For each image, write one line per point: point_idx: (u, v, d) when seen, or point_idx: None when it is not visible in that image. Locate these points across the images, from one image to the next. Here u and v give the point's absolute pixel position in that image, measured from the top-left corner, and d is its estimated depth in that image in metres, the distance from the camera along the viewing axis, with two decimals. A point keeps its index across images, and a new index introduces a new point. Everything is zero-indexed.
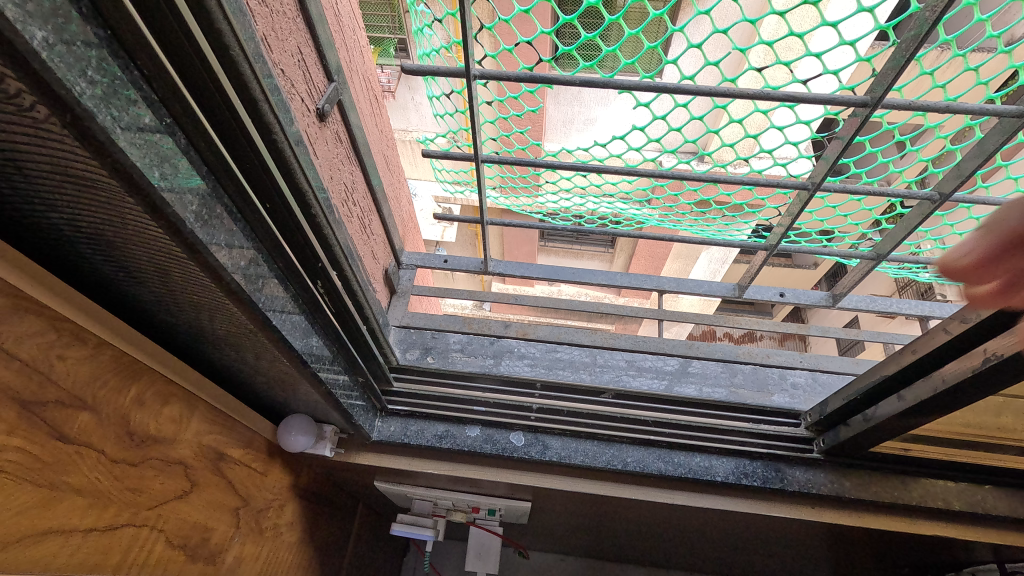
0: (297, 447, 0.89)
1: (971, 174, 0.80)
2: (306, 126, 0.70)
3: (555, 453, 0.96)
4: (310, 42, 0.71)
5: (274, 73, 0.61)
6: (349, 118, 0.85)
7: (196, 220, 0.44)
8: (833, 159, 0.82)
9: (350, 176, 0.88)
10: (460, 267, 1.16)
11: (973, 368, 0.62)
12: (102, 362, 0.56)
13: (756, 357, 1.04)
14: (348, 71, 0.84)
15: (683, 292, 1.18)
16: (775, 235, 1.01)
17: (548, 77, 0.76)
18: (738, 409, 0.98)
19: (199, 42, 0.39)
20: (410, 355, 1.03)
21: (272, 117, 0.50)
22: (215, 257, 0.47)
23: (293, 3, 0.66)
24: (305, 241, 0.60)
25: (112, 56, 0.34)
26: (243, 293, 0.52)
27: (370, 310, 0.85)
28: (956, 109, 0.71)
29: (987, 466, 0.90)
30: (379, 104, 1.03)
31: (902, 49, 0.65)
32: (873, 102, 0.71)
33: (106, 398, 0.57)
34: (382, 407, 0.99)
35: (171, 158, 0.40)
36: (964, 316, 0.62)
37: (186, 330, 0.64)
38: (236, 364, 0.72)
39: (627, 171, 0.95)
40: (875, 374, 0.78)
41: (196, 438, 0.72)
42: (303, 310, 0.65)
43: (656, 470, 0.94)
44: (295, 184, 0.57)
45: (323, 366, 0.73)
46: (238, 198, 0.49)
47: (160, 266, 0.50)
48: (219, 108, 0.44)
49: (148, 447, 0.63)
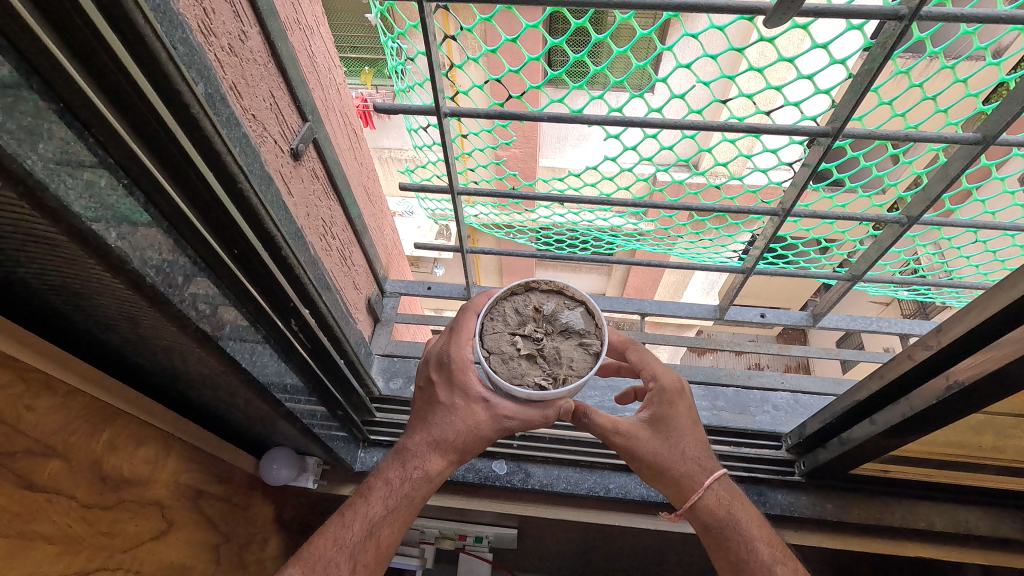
0: (278, 480, 0.89)
1: (937, 198, 0.81)
2: (278, 166, 0.71)
3: (537, 481, 0.96)
4: (282, 84, 0.73)
5: (242, 119, 0.62)
6: (325, 154, 0.86)
7: (157, 273, 0.44)
8: (801, 185, 0.83)
9: (328, 211, 0.89)
10: (442, 294, 1.17)
11: (937, 395, 0.63)
12: (72, 409, 0.59)
13: (739, 379, 1.06)
14: (323, 110, 0.86)
15: (665, 315, 1.19)
16: (751, 258, 1.02)
17: (517, 113, 0.77)
18: (721, 432, 0.98)
19: (155, 106, 0.40)
20: (393, 384, 1.03)
21: (236, 168, 0.52)
22: (179, 308, 0.47)
23: (263, 49, 0.67)
24: (275, 284, 0.61)
25: (65, 128, 0.35)
26: (211, 339, 0.53)
27: (348, 343, 0.86)
28: (916, 138, 0.72)
29: (969, 486, 0.90)
30: (356, 136, 1.05)
31: (858, 82, 0.67)
32: (836, 131, 0.73)
33: (78, 445, 0.59)
34: (365, 437, 0.99)
35: (132, 217, 0.41)
36: (926, 342, 0.63)
37: (160, 374, 0.65)
38: (214, 404, 0.73)
39: (602, 199, 0.97)
40: (848, 398, 0.78)
41: (172, 478, 0.73)
42: (276, 350, 0.66)
43: (638, 496, 0.94)
44: (262, 229, 0.59)
45: (297, 403, 0.74)
46: (204, 249, 0.50)
47: (129, 315, 0.51)
48: (182, 164, 0.45)
49: (122, 490, 0.64)
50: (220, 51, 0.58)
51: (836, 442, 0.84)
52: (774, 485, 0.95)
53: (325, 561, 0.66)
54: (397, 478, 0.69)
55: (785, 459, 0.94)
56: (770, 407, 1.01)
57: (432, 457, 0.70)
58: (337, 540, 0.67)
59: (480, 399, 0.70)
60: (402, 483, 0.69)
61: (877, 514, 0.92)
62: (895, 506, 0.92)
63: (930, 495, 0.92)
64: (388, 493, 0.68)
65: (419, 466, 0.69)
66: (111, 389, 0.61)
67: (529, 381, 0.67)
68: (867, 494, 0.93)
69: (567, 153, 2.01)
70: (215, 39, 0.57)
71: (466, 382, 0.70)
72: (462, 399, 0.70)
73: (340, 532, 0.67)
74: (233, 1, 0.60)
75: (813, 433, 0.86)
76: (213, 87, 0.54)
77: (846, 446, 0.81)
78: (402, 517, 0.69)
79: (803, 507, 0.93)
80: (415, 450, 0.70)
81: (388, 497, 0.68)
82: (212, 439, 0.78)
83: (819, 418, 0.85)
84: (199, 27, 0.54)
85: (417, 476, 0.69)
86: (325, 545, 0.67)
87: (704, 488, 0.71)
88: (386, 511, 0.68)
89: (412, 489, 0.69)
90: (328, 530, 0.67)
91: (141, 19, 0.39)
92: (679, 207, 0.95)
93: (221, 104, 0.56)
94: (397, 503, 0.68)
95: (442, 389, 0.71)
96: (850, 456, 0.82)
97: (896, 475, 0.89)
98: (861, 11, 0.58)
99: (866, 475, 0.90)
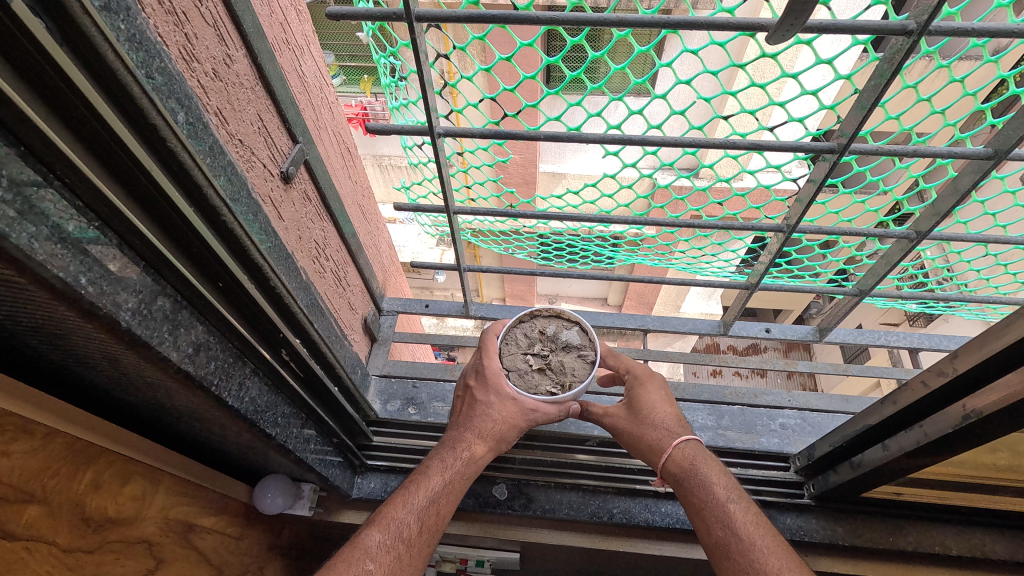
0: (273, 509, 0.86)
1: (947, 212, 0.79)
2: (267, 191, 0.69)
3: (539, 506, 0.94)
4: (271, 107, 0.70)
5: (227, 146, 0.60)
6: (318, 176, 0.84)
7: (133, 316, 0.42)
8: (806, 202, 0.81)
9: (321, 232, 0.87)
10: (441, 312, 1.15)
11: (953, 424, 0.60)
12: (51, 453, 0.58)
13: (744, 398, 1.02)
14: (314, 130, 0.84)
15: (668, 331, 1.16)
16: (755, 274, 0.99)
17: (512, 131, 0.74)
18: (727, 453, 0.96)
19: (127, 143, 0.39)
20: (390, 406, 1.00)
21: (218, 200, 0.50)
22: (158, 349, 0.45)
23: (250, 72, 0.65)
24: (263, 315, 0.59)
25: (27, 172, 0.33)
26: (193, 378, 0.50)
27: (342, 369, 0.84)
28: (924, 154, 0.70)
29: (984, 508, 0.87)
30: (350, 154, 1.03)
31: (864, 99, 0.64)
32: (841, 148, 0.70)
33: (57, 488, 0.57)
34: (361, 463, 0.97)
35: (104, 259, 0.39)
36: (941, 368, 0.61)
37: (146, 411, 0.62)
38: (205, 437, 0.70)
39: (602, 216, 0.95)
40: (858, 421, 0.76)
41: (161, 514, 0.71)
42: (266, 384, 0.64)
43: (643, 521, 0.92)
44: (249, 261, 0.57)
45: (290, 436, 0.72)
46: (184, 287, 0.47)
47: (107, 354, 0.49)
48: (157, 199, 0.43)
49: (106, 531, 0.63)
50: (202, 76, 0.55)
51: (846, 465, 0.81)
52: (783, 508, 0.92)
53: (395, 521, 0.59)
54: (449, 455, 0.65)
55: (793, 481, 0.92)
56: (777, 426, 0.99)
57: (476, 440, 0.66)
58: (404, 501, 0.61)
59: (512, 397, 0.67)
60: (456, 458, 0.64)
61: (889, 538, 0.89)
62: (908, 529, 0.89)
63: (943, 518, 0.89)
64: (443, 465, 0.63)
65: (467, 447, 0.65)
66: (99, 428, 0.59)
67: (541, 392, 0.68)
68: (878, 517, 0.90)
69: (568, 159, 1.99)
70: (198, 65, 0.55)
71: (498, 380, 0.68)
72: (496, 396, 0.67)
73: (406, 496, 0.61)
74: (217, 24, 0.58)
75: (822, 456, 0.84)
76: (195, 117, 0.52)
77: (859, 470, 0.78)
78: (460, 491, 0.64)
79: (813, 531, 0.90)
80: (459, 434, 0.67)
81: (444, 469, 0.63)
82: (208, 471, 0.76)
83: (829, 441, 0.83)
84: (180, 54, 0.52)
85: (466, 455, 0.65)
86: (392, 508, 0.60)
87: (672, 447, 0.68)
88: (443, 483, 0.63)
89: (466, 466, 0.64)
90: (391, 499, 0.61)
91: (112, 54, 0.38)
92: (681, 223, 0.93)
93: (205, 134, 0.54)
94: (453, 475, 0.63)
95: (478, 390, 0.69)
96: (862, 481, 0.79)
97: (910, 498, 0.86)
98: (867, 27, 0.55)
99: (879, 498, 0.87)
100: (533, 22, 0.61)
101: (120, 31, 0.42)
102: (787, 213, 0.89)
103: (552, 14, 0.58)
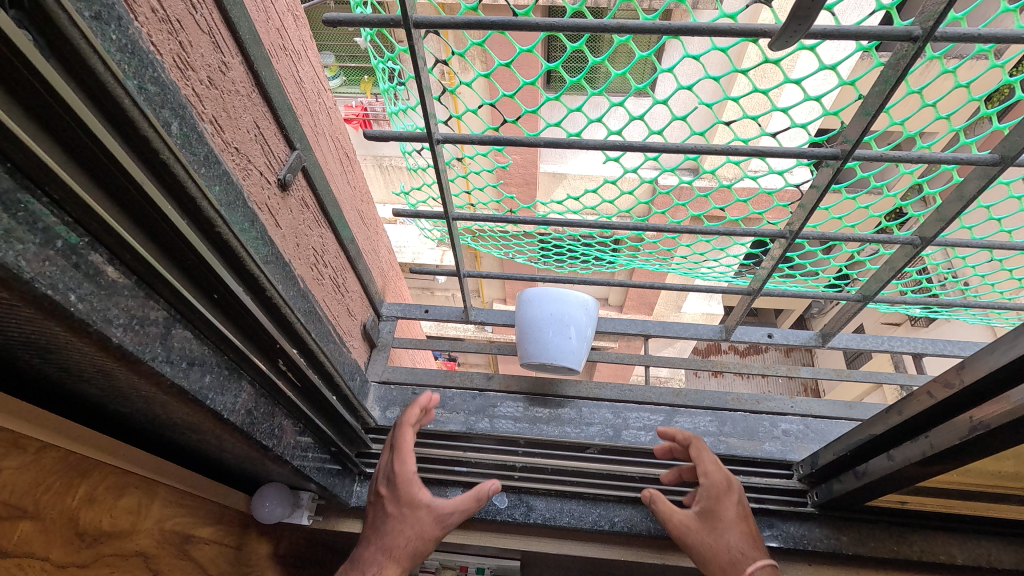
0: (271, 518, 0.85)
1: (952, 218, 0.78)
2: (264, 199, 0.68)
3: (540, 515, 0.93)
4: (268, 114, 0.69)
5: (222, 155, 0.59)
6: (315, 182, 0.83)
7: (125, 332, 0.41)
8: (809, 208, 0.80)
9: (319, 239, 0.86)
10: (440, 317, 1.14)
11: (960, 436, 0.59)
12: (44, 467, 0.56)
13: (746, 404, 1.01)
14: (312, 136, 0.83)
15: (669, 336, 1.16)
16: (758, 280, 0.98)
17: (512, 138, 0.74)
18: (729, 461, 0.95)
19: (119, 156, 0.38)
20: (390, 413, 1.00)
21: (213, 212, 0.50)
22: (151, 364, 0.44)
23: (247, 79, 0.64)
24: (259, 326, 0.58)
25: (15, 189, 0.32)
26: (187, 393, 0.50)
27: (340, 377, 0.83)
28: (929, 160, 0.69)
29: (988, 517, 0.86)
30: (349, 160, 1.02)
31: (868, 104, 0.64)
32: (845, 154, 0.70)
33: (51, 503, 0.57)
34: (360, 471, 0.96)
35: (94, 275, 0.38)
36: (947, 380, 0.60)
37: (143, 424, 0.62)
38: (202, 448, 0.70)
39: (603, 222, 0.94)
40: (863, 430, 0.75)
41: (157, 526, 0.70)
42: (261, 395, 0.63)
43: (645, 530, 0.91)
44: (244, 272, 0.56)
45: (287, 447, 0.71)
46: (177, 301, 0.46)
47: (101, 369, 0.48)
48: (148, 211, 0.42)
49: (101, 545, 0.62)
50: (198, 84, 0.55)
51: (850, 474, 0.81)
52: (786, 516, 0.91)
53: None
54: None
55: (796, 489, 0.91)
56: (779, 433, 0.98)
57: (387, 562, 0.67)
58: None
59: (424, 505, 0.71)
60: None
61: (893, 547, 0.88)
62: (912, 538, 0.89)
63: (947, 526, 0.89)
64: None
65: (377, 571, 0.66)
66: (94, 442, 0.58)
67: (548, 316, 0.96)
68: (882, 526, 0.90)
69: (569, 160, 1.99)
70: (192, 74, 0.54)
71: (411, 492, 0.71)
72: (409, 508, 0.70)
73: None
74: (213, 31, 0.57)
75: (826, 464, 0.83)
76: (189, 126, 0.52)
77: (863, 479, 0.77)
78: None
79: (817, 540, 0.89)
80: (368, 555, 0.68)
81: None
82: (205, 481, 0.75)
83: (833, 450, 0.82)
84: (174, 63, 0.51)
85: None
86: None
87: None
88: None
89: None
90: None
91: (101, 65, 0.37)
92: (682, 229, 0.92)
93: (199, 144, 0.53)
94: None
95: (389, 502, 0.71)
96: (866, 490, 0.78)
97: (914, 507, 0.86)
98: (872, 32, 0.54)
99: (883, 507, 0.86)
100: (533, 29, 0.60)
101: (110, 41, 0.41)
102: (790, 218, 0.88)
103: (552, 20, 0.58)
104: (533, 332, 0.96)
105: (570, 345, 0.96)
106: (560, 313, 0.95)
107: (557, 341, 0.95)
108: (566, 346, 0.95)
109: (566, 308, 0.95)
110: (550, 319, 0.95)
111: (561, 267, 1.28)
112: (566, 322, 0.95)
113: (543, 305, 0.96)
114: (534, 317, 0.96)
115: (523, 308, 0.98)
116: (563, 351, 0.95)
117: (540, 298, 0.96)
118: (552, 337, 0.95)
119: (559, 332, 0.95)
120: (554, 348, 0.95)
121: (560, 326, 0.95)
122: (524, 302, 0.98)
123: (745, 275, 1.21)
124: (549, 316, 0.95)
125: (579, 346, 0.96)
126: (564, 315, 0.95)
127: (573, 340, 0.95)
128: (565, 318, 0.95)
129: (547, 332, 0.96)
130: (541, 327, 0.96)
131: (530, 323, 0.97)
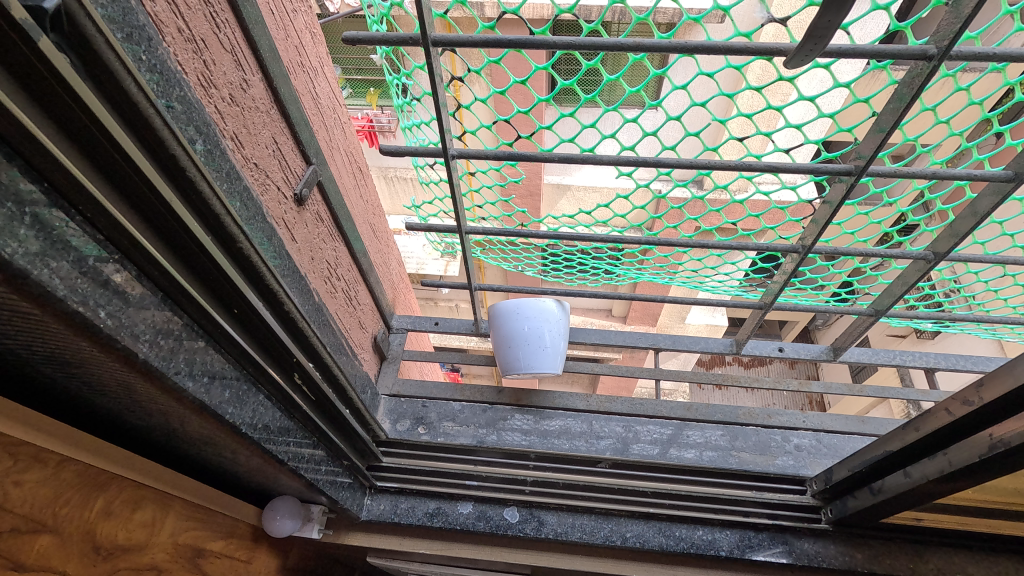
0: (284, 531, 0.84)
1: (965, 234, 0.78)
2: (281, 213, 0.68)
3: (551, 530, 0.92)
4: (286, 128, 0.70)
5: (242, 170, 0.60)
6: (329, 197, 0.83)
7: (151, 348, 0.42)
8: (821, 224, 0.79)
9: (333, 253, 0.87)
10: (450, 330, 1.13)
11: (980, 454, 0.59)
12: (64, 480, 0.57)
13: (758, 419, 1.00)
14: (328, 151, 0.84)
15: (679, 349, 1.16)
16: (770, 293, 0.97)
17: (525, 154, 0.74)
18: (742, 476, 0.94)
19: (149, 174, 0.39)
20: (400, 426, 1.00)
21: (236, 229, 0.51)
22: (174, 381, 0.45)
23: (266, 95, 0.65)
24: (276, 339, 0.58)
25: (53, 210, 0.33)
26: (207, 407, 0.50)
27: (353, 391, 0.83)
28: (943, 176, 0.68)
29: (1004, 534, 0.86)
30: (362, 174, 1.03)
31: (882, 121, 0.63)
32: (858, 170, 0.69)
33: (69, 516, 0.58)
34: (371, 484, 0.96)
35: (123, 291, 0.39)
36: (964, 397, 0.60)
37: (161, 439, 0.62)
38: (217, 462, 0.70)
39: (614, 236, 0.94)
40: (879, 445, 0.74)
41: (170, 539, 0.71)
42: (277, 408, 0.63)
43: (657, 545, 0.90)
44: (263, 286, 0.57)
45: (301, 462, 0.71)
46: (198, 316, 0.47)
47: (124, 384, 0.48)
48: (177, 231, 0.43)
49: (115, 558, 0.64)
50: (221, 101, 0.55)
51: (867, 491, 0.80)
52: (801, 533, 0.90)
53: None
54: None
55: (811, 505, 0.90)
56: (792, 447, 0.96)
57: None
58: None
59: None
60: None
61: (909, 564, 0.87)
62: (928, 556, 0.88)
63: (961, 544, 0.88)
64: None
65: None
66: (114, 456, 0.59)
67: (505, 333, 0.97)
68: (896, 542, 0.89)
69: (574, 172, 2.08)
70: (215, 91, 0.54)
71: None
72: None
73: None
74: (235, 49, 0.58)
75: (840, 480, 0.82)
76: (212, 143, 0.52)
77: (880, 496, 0.76)
78: None
79: (832, 557, 0.88)
80: None
81: None
82: (218, 496, 0.75)
83: (848, 466, 0.81)
84: (198, 81, 0.51)
85: None
86: None
87: None
88: None
89: None
90: None
91: (133, 85, 0.38)
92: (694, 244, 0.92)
93: (221, 160, 0.54)
94: None
95: None
96: (884, 507, 0.77)
97: (930, 524, 0.85)
98: (886, 52, 0.54)
99: (899, 523, 0.85)
100: (551, 47, 0.60)
101: (142, 62, 0.42)
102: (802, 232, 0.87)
103: (569, 39, 0.58)
104: (501, 340, 0.97)
105: (537, 355, 0.95)
106: (533, 326, 0.95)
107: (524, 351, 0.96)
108: (531, 357, 0.95)
109: (534, 319, 0.95)
110: (523, 330, 0.95)
111: (569, 279, 1.25)
112: (537, 333, 0.95)
113: (516, 318, 0.96)
114: (508, 327, 0.96)
115: (501, 318, 0.97)
116: (527, 361, 0.96)
117: (517, 308, 0.96)
118: (514, 349, 0.96)
119: (528, 341, 0.95)
120: (517, 358, 0.96)
121: (528, 336, 0.95)
122: (502, 314, 0.97)
123: (755, 288, 1.20)
124: (522, 329, 0.95)
125: (548, 358, 0.96)
126: (537, 326, 0.95)
127: (543, 351, 0.95)
128: (537, 330, 0.95)
129: (516, 342, 0.96)
130: (512, 337, 0.96)
131: (502, 332, 0.97)
